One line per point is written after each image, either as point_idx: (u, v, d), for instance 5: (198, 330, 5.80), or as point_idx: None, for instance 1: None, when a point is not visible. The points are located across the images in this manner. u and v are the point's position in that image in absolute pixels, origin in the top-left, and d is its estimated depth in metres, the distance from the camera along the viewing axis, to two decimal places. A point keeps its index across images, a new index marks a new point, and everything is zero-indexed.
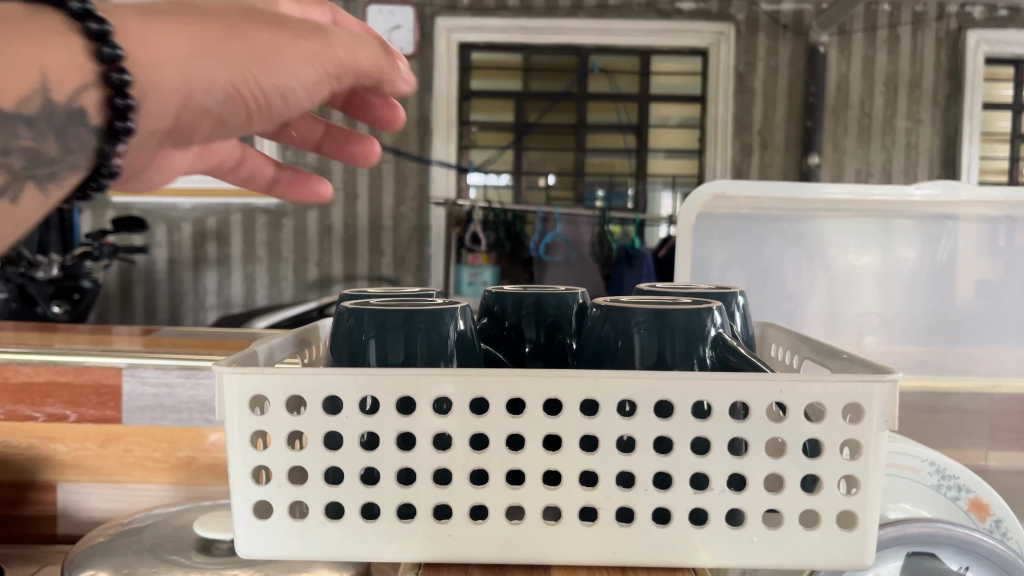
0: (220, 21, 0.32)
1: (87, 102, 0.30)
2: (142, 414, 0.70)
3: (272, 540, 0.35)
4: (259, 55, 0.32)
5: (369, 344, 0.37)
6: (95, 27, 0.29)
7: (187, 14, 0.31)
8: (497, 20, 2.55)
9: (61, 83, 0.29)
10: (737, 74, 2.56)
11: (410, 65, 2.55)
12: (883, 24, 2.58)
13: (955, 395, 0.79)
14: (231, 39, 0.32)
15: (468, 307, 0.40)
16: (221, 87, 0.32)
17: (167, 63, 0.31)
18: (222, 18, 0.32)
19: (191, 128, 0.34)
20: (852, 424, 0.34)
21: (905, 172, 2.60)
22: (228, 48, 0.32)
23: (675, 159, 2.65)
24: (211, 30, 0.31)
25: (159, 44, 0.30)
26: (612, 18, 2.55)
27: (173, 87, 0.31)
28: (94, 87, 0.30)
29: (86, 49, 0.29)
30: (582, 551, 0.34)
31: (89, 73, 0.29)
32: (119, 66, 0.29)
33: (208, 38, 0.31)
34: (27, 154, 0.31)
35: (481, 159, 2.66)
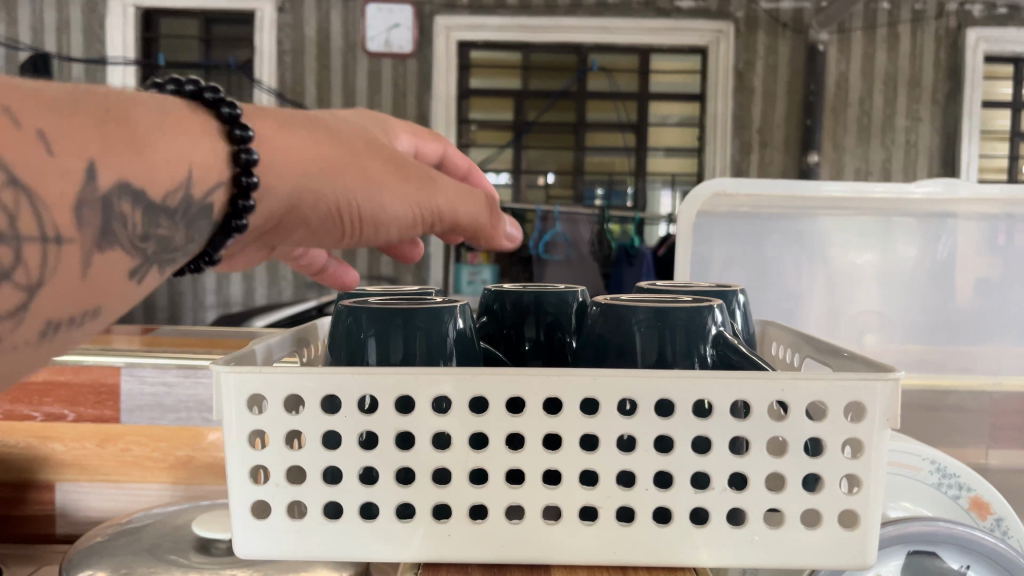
0: (341, 145, 0.36)
1: (215, 199, 0.33)
2: (141, 413, 0.70)
3: (270, 540, 0.35)
4: (369, 181, 0.36)
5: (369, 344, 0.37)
6: (240, 134, 0.32)
7: (321, 134, 0.35)
8: (496, 19, 2.32)
9: (201, 179, 0.32)
10: (736, 73, 2.44)
11: (410, 64, 2.32)
12: (882, 23, 2.40)
13: (954, 393, 0.79)
14: (349, 163, 0.35)
15: (468, 306, 0.40)
16: (330, 203, 0.35)
17: (292, 173, 0.34)
18: (347, 143, 0.36)
19: (287, 232, 0.37)
20: (854, 423, 0.33)
21: (904, 170, 2.48)
22: (346, 169, 0.35)
23: (674, 158, 2.53)
24: (335, 153, 0.35)
25: (290, 155, 0.34)
26: (612, 18, 2.38)
27: (288, 194, 0.34)
28: (225, 184, 0.32)
29: (228, 151, 0.32)
30: (582, 549, 0.34)
31: (225, 171, 0.32)
32: (249, 170, 0.32)
33: (332, 158, 0.35)
34: (159, 241, 0.31)
35: (481, 157, 2.49)
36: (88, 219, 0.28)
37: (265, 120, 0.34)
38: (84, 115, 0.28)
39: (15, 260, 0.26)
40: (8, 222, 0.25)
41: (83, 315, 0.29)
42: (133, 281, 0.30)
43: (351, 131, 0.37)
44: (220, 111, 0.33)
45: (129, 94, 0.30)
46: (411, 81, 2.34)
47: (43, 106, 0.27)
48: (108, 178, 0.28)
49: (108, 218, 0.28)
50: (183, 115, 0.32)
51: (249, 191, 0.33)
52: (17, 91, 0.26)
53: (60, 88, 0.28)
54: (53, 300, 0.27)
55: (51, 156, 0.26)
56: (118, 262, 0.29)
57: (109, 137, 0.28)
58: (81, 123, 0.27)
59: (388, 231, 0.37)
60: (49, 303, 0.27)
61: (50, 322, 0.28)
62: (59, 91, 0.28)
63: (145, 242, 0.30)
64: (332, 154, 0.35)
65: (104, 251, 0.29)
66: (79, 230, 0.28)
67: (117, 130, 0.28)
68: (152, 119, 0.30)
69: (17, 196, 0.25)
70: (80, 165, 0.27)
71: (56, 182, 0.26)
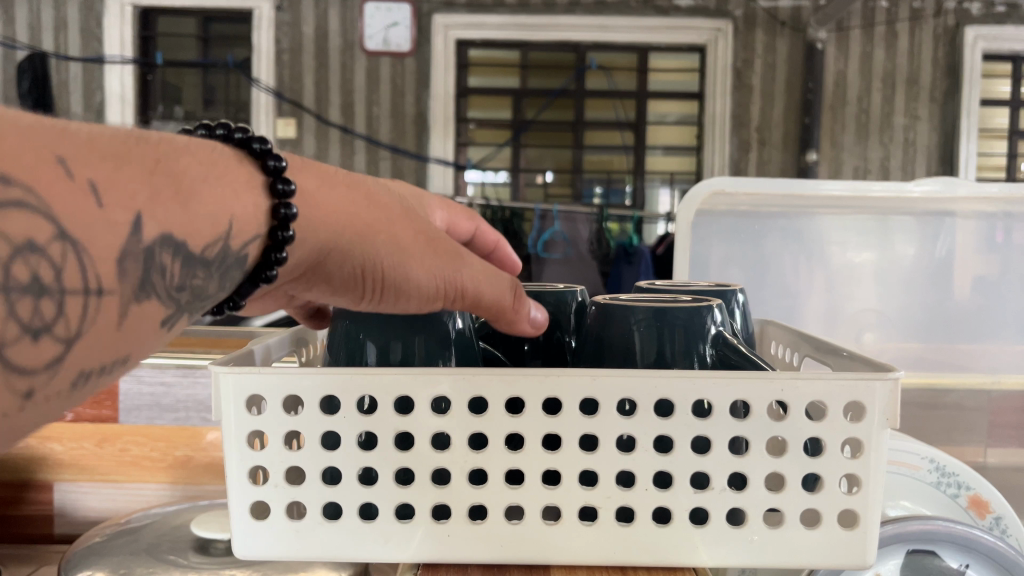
0: (379, 204, 0.34)
1: (251, 251, 0.32)
2: (139, 412, 0.70)
3: (269, 541, 0.35)
4: (398, 246, 0.34)
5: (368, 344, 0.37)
6: (283, 188, 0.31)
7: (362, 194, 0.34)
8: (494, 17, 2.51)
9: (240, 231, 0.31)
10: (734, 72, 2.55)
11: (407, 62, 2.55)
12: (881, 20, 2.57)
13: (954, 393, 0.81)
14: (382, 226, 0.34)
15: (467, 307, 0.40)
16: (354, 264, 0.34)
17: (322, 229, 0.33)
18: (386, 206, 0.34)
19: (312, 288, 0.35)
20: (852, 423, 0.33)
21: (904, 167, 2.62)
22: (378, 232, 0.34)
23: (674, 155, 2.68)
24: (370, 215, 0.34)
25: (325, 209, 0.33)
26: (610, 16, 2.52)
27: (316, 249, 0.33)
28: (262, 235, 0.32)
29: (269, 205, 0.31)
30: (581, 550, 0.34)
31: (263, 226, 0.31)
32: (286, 223, 0.31)
33: (367, 219, 0.34)
34: (193, 291, 0.30)
35: (479, 155, 2.66)
36: (130, 271, 0.27)
37: (310, 174, 0.33)
38: (132, 164, 0.27)
39: (59, 312, 0.25)
40: (56, 274, 0.24)
41: (112, 365, 0.28)
42: (163, 330, 0.29)
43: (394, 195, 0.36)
44: (266, 162, 0.32)
45: (176, 142, 0.29)
46: (408, 82, 2.56)
47: (93, 153, 0.26)
48: (153, 232, 0.27)
49: (149, 271, 0.28)
50: (230, 166, 0.31)
51: (283, 244, 0.32)
52: (68, 137, 0.25)
53: (107, 133, 0.28)
54: (89, 352, 0.26)
55: (99, 209, 0.25)
56: (152, 312, 0.28)
57: (156, 191, 0.27)
58: (130, 173, 0.26)
59: (408, 302, 0.35)
60: (86, 355, 0.26)
61: (86, 372, 0.27)
62: (109, 136, 0.27)
63: (181, 291, 0.30)
64: (367, 216, 0.34)
65: (141, 302, 0.28)
66: (121, 282, 0.27)
67: (165, 182, 0.28)
68: (198, 172, 0.29)
69: (66, 249, 0.25)
70: (127, 219, 0.26)
71: (99, 238, 0.26)
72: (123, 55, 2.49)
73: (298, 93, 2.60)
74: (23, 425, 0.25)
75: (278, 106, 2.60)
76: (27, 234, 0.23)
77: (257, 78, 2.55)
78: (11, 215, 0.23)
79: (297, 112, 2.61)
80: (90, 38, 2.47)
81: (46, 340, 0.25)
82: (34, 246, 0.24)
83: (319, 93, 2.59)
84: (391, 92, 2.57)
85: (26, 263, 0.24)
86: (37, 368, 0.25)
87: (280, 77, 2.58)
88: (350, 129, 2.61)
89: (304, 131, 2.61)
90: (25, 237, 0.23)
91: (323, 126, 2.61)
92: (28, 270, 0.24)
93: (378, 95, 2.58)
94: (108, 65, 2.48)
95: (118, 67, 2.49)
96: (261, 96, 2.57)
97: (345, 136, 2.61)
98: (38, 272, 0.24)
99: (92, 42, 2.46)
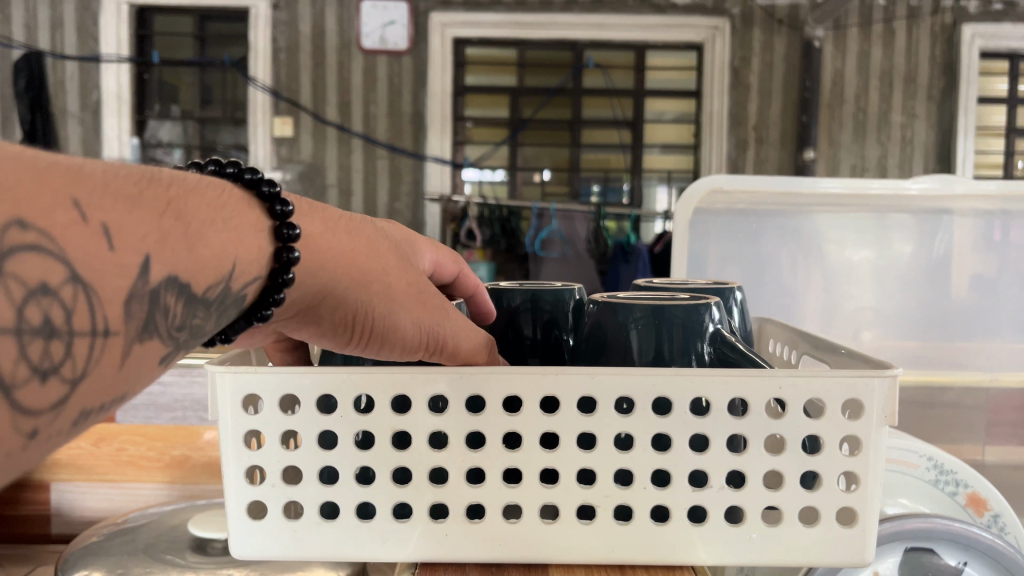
0: (378, 255, 0.35)
1: (251, 291, 0.31)
2: (136, 412, 0.71)
3: (267, 542, 0.34)
4: (391, 297, 0.35)
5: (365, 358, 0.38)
6: (287, 232, 0.31)
7: (363, 241, 0.35)
8: (491, 15, 2.54)
9: (242, 274, 0.30)
10: (731, 69, 2.56)
11: (404, 60, 2.55)
12: (878, 18, 2.58)
13: (954, 390, 0.80)
14: (381, 275, 0.35)
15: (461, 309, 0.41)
16: (350, 311, 0.34)
17: (325, 275, 0.33)
18: (383, 256, 0.35)
19: (297, 328, 0.36)
20: (853, 420, 0.33)
21: (900, 165, 2.62)
22: (377, 281, 0.35)
23: (671, 154, 2.67)
24: (370, 264, 0.34)
25: (331, 257, 0.33)
26: (607, 13, 2.55)
27: (312, 294, 0.33)
28: (262, 277, 0.31)
29: (272, 249, 0.31)
30: (580, 547, 0.34)
31: (264, 268, 0.31)
32: (290, 269, 0.31)
33: (367, 268, 0.34)
34: (193, 330, 0.29)
35: (476, 154, 2.65)
36: (136, 313, 0.26)
37: (315, 217, 0.33)
38: (143, 206, 0.26)
39: (67, 353, 0.24)
40: (67, 317, 0.23)
41: (113, 405, 0.27)
42: (161, 369, 0.28)
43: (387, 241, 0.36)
44: (273, 207, 0.31)
45: (187, 182, 0.28)
46: (405, 81, 2.56)
47: (105, 193, 0.25)
48: (161, 274, 0.26)
49: (155, 313, 0.26)
50: (237, 208, 0.31)
51: (282, 286, 0.32)
52: (80, 177, 0.24)
53: (117, 172, 0.26)
54: (92, 393, 0.25)
55: (110, 252, 0.24)
56: (156, 353, 0.27)
57: (166, 234, 0.26)
58: (143, 215, 0.26)
59: (393, 350, 0.36)
60: (89, 397, 0.25)
61: (86, 412, 0.25)
62: (120, 174, 0.26)
63: (184, 331, 0.28)
64: (368, 265, 0.34)
65: (146, 342, 0.27)
66: (128, 323, 0.26)
67: (175, 224, 0.27)
68: (205, 213, 0.28)
69: (77, 291, 0.23)
70: (136, 262, 0.25)
71: (110, 281, 0.24)
72: (119, 54, 2.51)
73: (294, 92, 2.56)
74: (18, 469, 0.24)
75: (275, 104, 2.57)
76: (41, 276, 0.22)
77: (253, 77, 2.54)
78: (26, 258, 0.22)
79: (293, 110, 2.58)
80: (86, 38, 2.50)
81: (54, 380, 0.23)
82: (46, 288, 0.23)
83: (317, 91, 2.58)
84: (389, 89, 2.56)
85: (38, 305, 0.23)
86: (43, 410, 0.23)
87: (277, 76, 2.56)
88: (348, 128, 2.59)
89: (300, 130, 2.60)
90: (38, 278, 0.22)
91: (320, 125, 2.60)
92: (40, 312, 0.23)
93: (376, 93, 2.57)
94: (104, 64, 2.51)
95: (115, 66, 2.51)
96: (257, 94, 2.56)
97: (343, 133, 2.60)
98: (49, 315, 0.23)
99: (89, 41, 2.50)
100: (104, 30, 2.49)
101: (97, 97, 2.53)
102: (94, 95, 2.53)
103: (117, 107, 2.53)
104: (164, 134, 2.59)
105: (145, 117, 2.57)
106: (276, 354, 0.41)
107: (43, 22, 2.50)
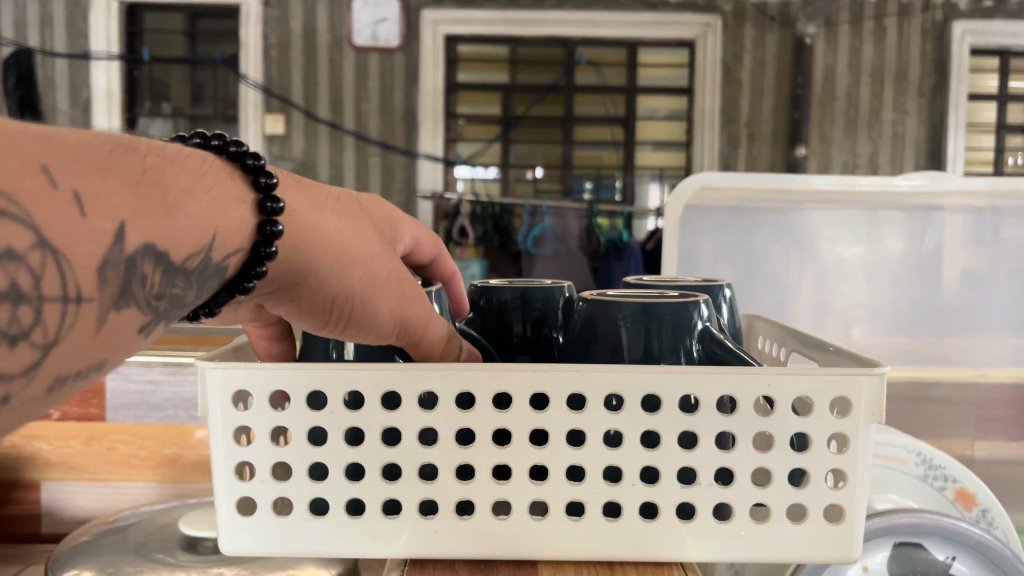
0: (362, 240, 0.35)
1: (233, 262, 0.31)
2: (126, 411, 0.69)
3: (255, 537, 0.34)
4: (374, 284, 0.35)
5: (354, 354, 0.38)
6: (271, 206, 0.31)
7: (350, 227, 0.35)
8: (483, 12, 2.55)
9: (223, 244, 0.31)
10: (724, 66, 2.58)
11: (396, 57, 2.56)
12: (869, 15, 2.61)
13: (941, 386, 0.81)
14: (365, 261, 0.35)
15: (441, 290, 0.42)
16: (330, 292, 0.34)
17: (309, 252, 0.33)
18: (366, 241, 0.35)
19: (273, 303, 0.35)
20: (839, 417, 0.34)
21: (892, 162, 2.64)
22: (361, 266, 0.35)
23: (664, 151, 2.69)
24: (356, 248, 0.35)
25: (317, 236, 0.33)
26: (599, 10, 2.58)
27: (293, 270, 0.33)
28: (245, 249, 0.31)
29: (255, 222, 0.31)
30: (567, 544, 0.34)
31: (246, 241, 0.31)
32: (273, 241, 0.31)
33: (352, 251, 0.34)
34: (172, 299, 0.29)
35: (469, 151, 2.66)
36: (111, 279, 0.26)
37: (303, 195, 0.34)
38: (116, 174, 0.26)
39: (35, 319, 0.24)
40: (35, 282, 0.23)
41: (89, 370, 0.27)
42: (141, 337, 0.29)
43: (374, 230, 0.37)
44: (257, 179, 0.32)
45: (165, 153, 0.29)
46: (397, 76, 2.56)
47: (77, 159, 0.25)
48: (136, 242, 0.26)
49: (129, 281, 0.27)
50: (218, 180, 0.31)
51: (265, 259, 0.32)
52: (50, 145, 0.25)
53: (97, 140, 0.27)
54: (65, 359, 0.25)
55: (83, 219, 0.24)
56: (131, 321, 0.28)
57: (141, 201, 0.26)
58: (117, 183, 0.26)
59: (368, 337, 0.36)
60: (63, 362, 0.25)
61: (60, 377, 0.26)
62: (92, 142, 0.26)
63: (160, 300, 0.29)
64: (353, 249, 0.34)
65: (120, 309, 0.27)
66: (100, 290, 0.26)
67: (150, 190, 0.27)
68: (183, 183, 0.29)
69: (45, 257, 0.24)
70: (111, 229, 0.25)
71: (80, 248, 0.25)
72: (109, 50, 2.50)
73: (286, 89, 2.57)
74: None
75: (266, 102, 2.56)
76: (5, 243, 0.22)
77: (245, 74, 2.53)
78: None
79: (285, 108, 2.58)
80: (75, 34, 2.49)
81: (22, 347, 0.24)
82: (12, 254, 0.23)
83: (308, 89, 2.57)
84: (381, 87, 2.56)
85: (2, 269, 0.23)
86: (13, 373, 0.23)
87: (269, 72, 2.55)
88: (339, 126, 2.59)
89: (292, 128, 2.59)
90: (5, 244, 0.23)
91: (311, 122, 2.59)
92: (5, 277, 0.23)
93: (367, 92, 2.57)
94: (94, 61, 2.49)
95: (104, 65, 2.50)
96: (249, 92, 2.55)
97: (335, 132, 2.59)
98: (15, 278, 0.23)
99: (78, 37, 2.49)
100: (94, 27, 2.49)
101: (87, 95, 2.51)
102: (84, 93, 2.51)
103: (109, 104, 2.52)
104: (155, 132, 2.58)
105: (136, 115, 2.56)
106: (262, 343, 0.41)
107: (33, 19, 2.48)
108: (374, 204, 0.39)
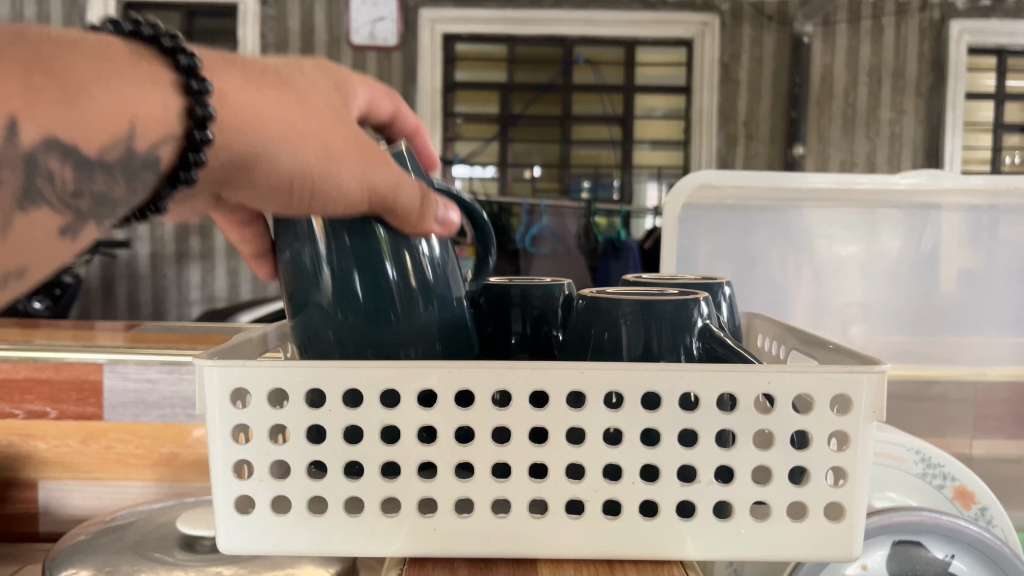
0: (306, 109, 0.32)
1: (164, 153, 0.30)
2: (124, 410, 0.68)
3: (252, 535, 0.34)
4: (329, 154, 0.33)
5: (353, 272, 0.39)
6: (196, 85, 0.29)
7: (291, 98, 0.32)
8: (481, 11, 2.54)
9: (145, 131, 0.29)
10: (721, 65, 2.61)
11: (393, 56, 2.54)
12: (867, 15, 2.59)
13: (940, 383, 0.80)
14: (315, 132, 0.32)
15: (405, 148, 0.40)
16: (284, 172, 0.32)
17: (250, 131, 0.31)
18: (312, 109, 0.33)
19: (228, 193, 0.33)
20: (840, 415, 0.34)
21: (888, 160, 2.67)
22: (311, 138, 0.32)
23: (661, 150, 2.72)
24: (302, 120, 0.32)
25: (254, 116, 0.31)
26: (597, 9, 2.57)
27: (239, 153, 0.31)
28: (175, 138, 0.29)
29: (181, 105, 0.29)
30: (568, 542, 0.34)
31: (174, 127, 0.29)
32: (205, 125, 0.29)
33: (296, 124, 0.32)
34: (95, 197, 0.29)
35: (467, 150, 2.72)
36: (9, 176, 0.26)
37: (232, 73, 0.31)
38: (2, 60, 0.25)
39: None
40: None
41: (7, 275, 0.28)
42: (68, 238, 0.29)
43: (318, 94, 0.34)
44: (176, 59, 0.29)
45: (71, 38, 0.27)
46: (395, 71, 2.56)
47: None
48: (32, 137, 0.26)
49: (31, 176, 0.27)
50: (138, 63, 0.29)
51: (200, 146, 0.29)
52: None
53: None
54: None
55: None
56: (44, 222, 0.28)
57: (34, 91, 0.25)
58: (9, 72, 0.25)
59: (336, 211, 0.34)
60: None
61: None
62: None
63: (77, 197, 0.29)
64: (298, 121, 0.32)
65: (26, 211, 0.27)
66: None
67: (46, 80, 0.26)
68: (89, 65, 0.27)
69: None
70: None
71: None
72: None
73: None
74: None
75: None
76: None
77: None
78: None
79: None
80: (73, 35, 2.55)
81: None
82: None
83: None
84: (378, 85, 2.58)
85: None
86: None
87: None
88: None
89: None
90: None
91: None
92: None
93: None
94: None
95: None
96: None
97: None
98: None
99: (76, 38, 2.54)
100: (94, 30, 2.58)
101: None
102: None
103: None
104: None
105: None
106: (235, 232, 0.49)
107: None
108: (318, 71, 0.35)
